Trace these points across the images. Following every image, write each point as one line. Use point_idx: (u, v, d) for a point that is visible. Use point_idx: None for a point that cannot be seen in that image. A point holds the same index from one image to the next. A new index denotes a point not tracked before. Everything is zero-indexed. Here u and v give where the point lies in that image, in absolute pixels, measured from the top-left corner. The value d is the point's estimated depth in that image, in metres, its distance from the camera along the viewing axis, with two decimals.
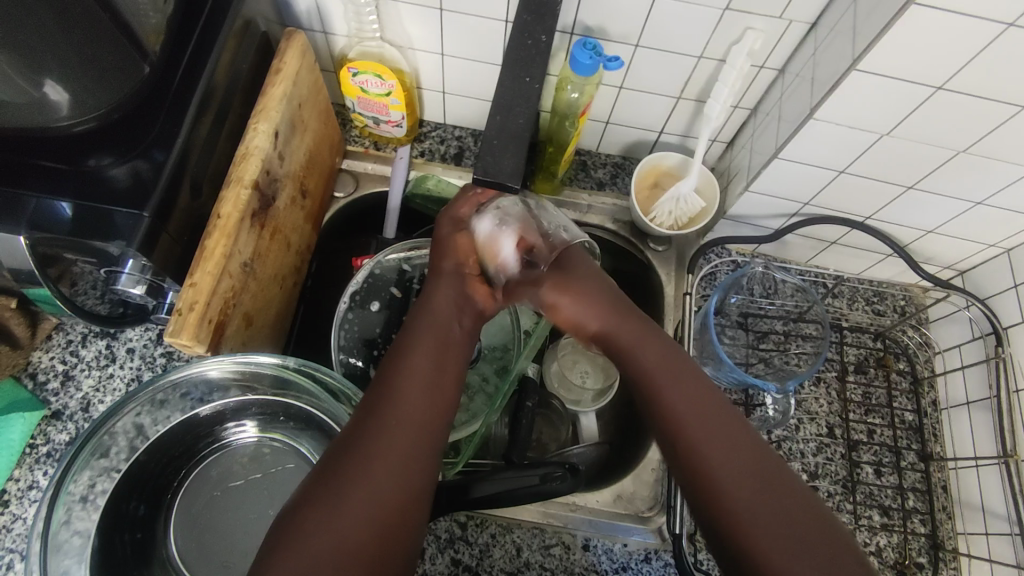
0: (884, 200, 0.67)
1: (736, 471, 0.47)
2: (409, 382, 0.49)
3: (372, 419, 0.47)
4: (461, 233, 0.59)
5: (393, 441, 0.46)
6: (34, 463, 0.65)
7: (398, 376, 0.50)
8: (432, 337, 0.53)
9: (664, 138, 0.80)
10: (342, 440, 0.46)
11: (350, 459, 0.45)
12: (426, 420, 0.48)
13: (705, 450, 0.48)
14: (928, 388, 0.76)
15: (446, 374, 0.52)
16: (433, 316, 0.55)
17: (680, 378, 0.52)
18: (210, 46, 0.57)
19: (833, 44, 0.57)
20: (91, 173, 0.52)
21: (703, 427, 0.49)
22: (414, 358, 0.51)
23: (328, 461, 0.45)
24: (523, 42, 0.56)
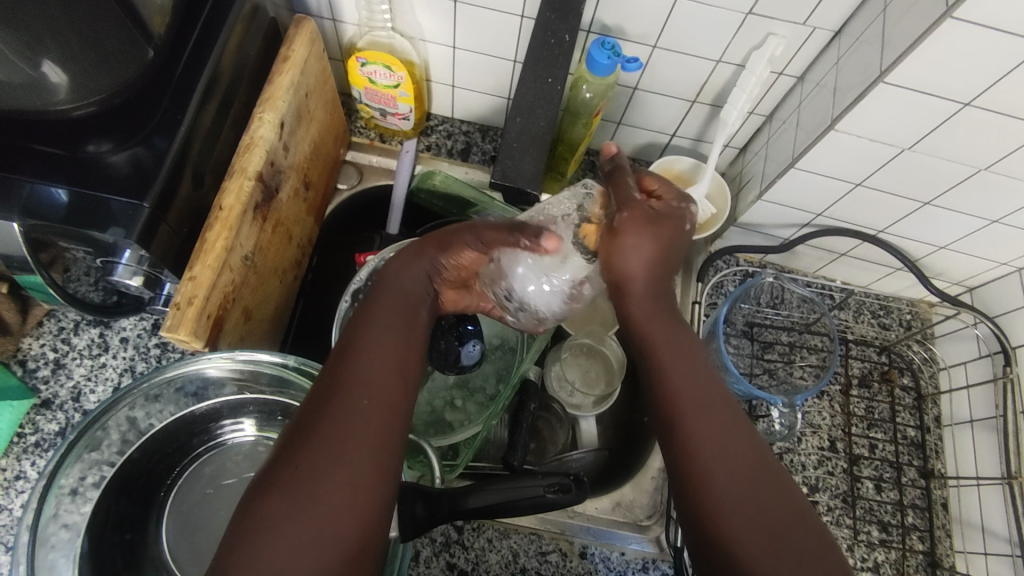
0: (900, 214, 0.66)
1: (726, 453, 0.46)
2: (370, 360, 0.46)
3: (326, 408, 0.43)
4: (468, 244, 0.54)
5: (355, 426, 0.43)
6: (22, 453, 0.64)
7: (363, 355, 0.46)
8: (394, 323, 0.49)
9: (676, 141, 0.78)
10: (297, 424, 0.43)
11: (310, 443, 0.42)
12: (389, 402, 0.45)
13: (696, 427, 0.47)
14: (932, 404, 0.76)
15: (411, 356, 0.48)
16: (401, 299, 0.50)
17: (686, 354, 0.51)
18: (217, 30, 0.55)
19: (858, 54, 0.55)
20: (89, 159, 0.50)
21: (700, 409, 0.48)
22: (369, 336, 0.47)
23: (287, 445, 0.42)
24: (546, 41, 0.55)
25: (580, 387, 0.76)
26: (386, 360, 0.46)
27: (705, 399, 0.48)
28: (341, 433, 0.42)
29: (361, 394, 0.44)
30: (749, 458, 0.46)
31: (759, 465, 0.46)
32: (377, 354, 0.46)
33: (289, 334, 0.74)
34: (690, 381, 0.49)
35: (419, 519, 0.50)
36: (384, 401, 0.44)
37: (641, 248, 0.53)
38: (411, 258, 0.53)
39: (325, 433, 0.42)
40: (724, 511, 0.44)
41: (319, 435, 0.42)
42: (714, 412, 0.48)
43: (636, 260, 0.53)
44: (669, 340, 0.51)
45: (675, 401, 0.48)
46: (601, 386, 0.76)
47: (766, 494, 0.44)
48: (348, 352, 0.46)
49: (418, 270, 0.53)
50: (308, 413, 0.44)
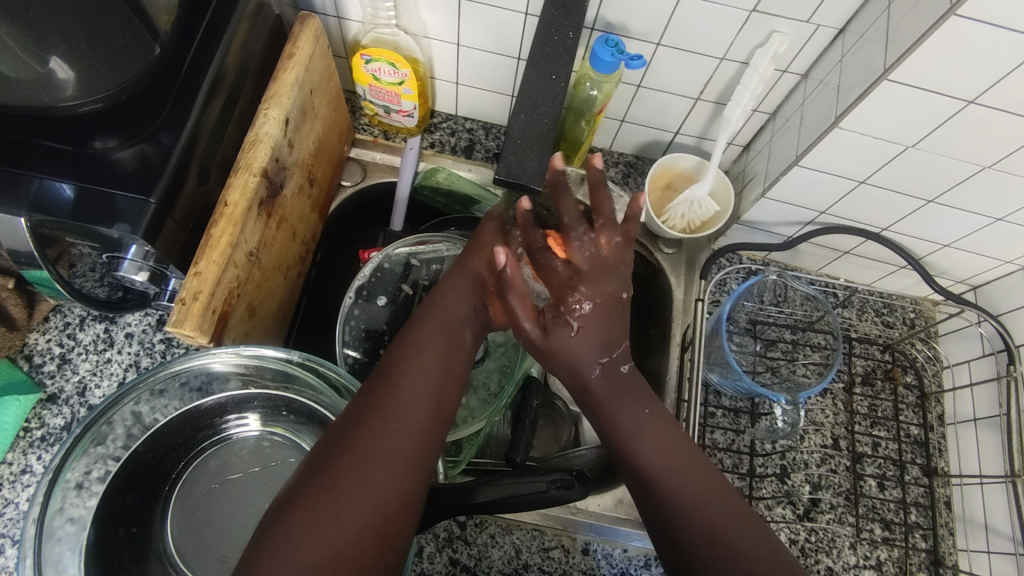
0: (903, 211, 0.66)
1: (669, 468, 0.49)
2: (413, 380, 0.47)
3: (366, 423, 0.44)
4: (499, 243, 0.57)
5: (394, 444, 0.44)
6: (28, 447, 0.64)
7: (404, 371, 0.48)
8: (438, 345, 0.50)
9: (680, 139, 0.78)
10: (334, 434, 0.44)
11: (347, 455, 0.42)
12: (426, 424, 0.46)
13: (649, 458, 0.50)
14: (935, 402, 0.76)
15: (452, 382, 0.49)
16: (446, 320, 0.52)
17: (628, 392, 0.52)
18: (222, 27, 0.55)
19: (861, 52, 0.55)
20: (96, 155, 0.51)
21: (649, 443, 0.50)
22: (412, 357, 0.48)
23: (320, 457, 0.43)
24: (549, 39, 0.55)
25: None
26: (429, 382, 0.48)
27: (651, 434, 0.51)
28: (378, 449, 0.43)
29: (402, 414, 0.45)
30: (702, 487, 0.49)
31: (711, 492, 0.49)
32: (421, 375, 0.48)
33: (293, 331, 0.74)
34: (636, 416, 0.51)
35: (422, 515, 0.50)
36: (424, 423, 0.46)
37: (576, 339, 0.51)
38: (461, 278, 0.55)
39: (363, 446, 0.43)
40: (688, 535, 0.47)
41: (357, 452, 0.43)
42: (663, 442, 0.50)
43: (577, 347, 0.51)
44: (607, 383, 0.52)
45: (626, 434, 0.51)
46: None
47: (723, 519, 0.47)
48: (392, 371, 0.47)
49: (463, 288, 0.55)
50: (347, 424, 0.44)
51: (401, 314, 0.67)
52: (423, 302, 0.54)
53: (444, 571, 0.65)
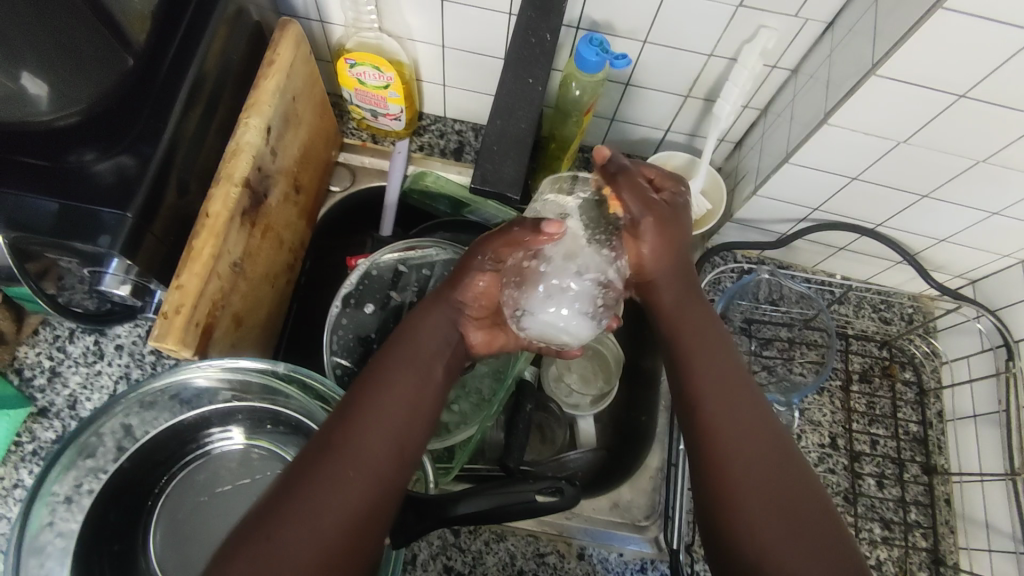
0: (898, 207, 0.65)
1: (746, 439, 0.46)
2: (377, 423, 0.45)
3: (324, 470, 0.42)
4: (484, 275, 0.53)
5: (348, 493, 0.41)
6: (19, 461, 0.64)
7: (365, 410, 0.45)
8: (409, 382, 0.48)
9: (671, 137, 0.77)
10: (292, 475, 0.42)
11: (299, 505, 0.40)
12: (385, 471, 0.43)
13: (722, 419, 0.47)
14: (934, 399, 0.75)
15: (419, 422, 0.47)
16: (415, 354, 0.50)
17: (709, 346, 0.51)
18: (199, 35, 0.54)
19: (850, 46, 0.54)
20: (73, 169, 0.50)
21: (727, 402, 0.48)
22: (381, 397, 0.46)
23: (270, 500, 0.41)
24: (526, 41, 0.55)
25: (577, 387, 0.76)
26: (393, 426, 0.45)
27: (736, 398, 0.48)
28: (333, 501, 0.41)
29: (361, 459, 0.43)
30: (775, 451, 0.46)
31: (785, 457, 0.46)
32: (385, 416, 0.45)
33: (283, 340, 0.73)
34: (714, 371, 0.49)
35: (409, 526, 0.50)
36: (384, 470, 0.43)
37: (659, 248, 0.54)
38: (436, 305, 0.53)
39: (318, 497, 0.40)
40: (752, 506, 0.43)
41: (308, 498, 0.40)
42: (744, 420, 0.47)
43: (656, 254, 0.54)
44: (696, 328, 0.52)
45: (699, 390, 0.49)
46: (599, 384, 0.76)
47: (795, 493, 0.44)
48: (355, 409, 0.45)
49: (440, 318, 0.52)
50: (303, 468, 0.42)
51: (390, 320, 0.66)
52: (397, 331, 0.52)
53: None
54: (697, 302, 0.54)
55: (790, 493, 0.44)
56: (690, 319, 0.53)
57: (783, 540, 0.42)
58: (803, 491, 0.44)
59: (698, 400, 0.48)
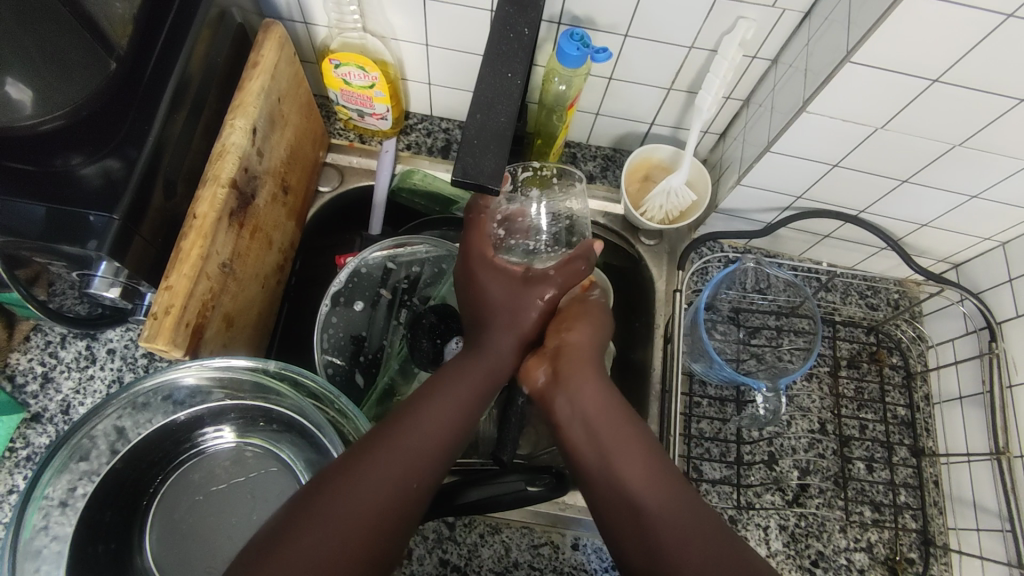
0: (879, 193, 0.66)
1: (676, 528, 0.46)
2: (436, 424, 0.50)
3: (382, 456, 0.46)
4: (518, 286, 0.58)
5: (390, 483, 0.46)
6: (14, 467, 0.64)
7: (435, 409, 0.50)
8: (472, 390, 0.53)
9: (655, 130, 0.78)
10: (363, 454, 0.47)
11: (358, 483, 0.45)
12: (432, 470, 0.48)
13: (619, 467, 0.49)
14: (921, 382, 0.76)
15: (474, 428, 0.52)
16: (486, 360, 0.55)
17: (575, 395, 0.53)
18: (182, 38, 0.55)
19: (826, 35, 0.55)
20: (60, 173, 0.50)
21: (630, 454, 0.50)
22: (444, 402, 0.51)
23: (341, 472, 0.46)
24: (506, 36, 0.55)
25: None
26: (448, 430, 0.50)
27: (616, 447, 0.50)
28: (380, 488, 0.45)
29: (417, 455, 0.47)
30: (707, 533, 0.46)
31: (679, 497, 0.48)
32: (445, 420, 0.50)
33: (274, 341, 0.74)
34: (601, 424, 0.52)
35: None
36: (436, 466, 0.48)
37: (589, 392, 0.53)
38: (505, 318, 0.57)
39: (369, 481, 0.45)
40: (657, 538, 0.46)
41: (376, 480, 0.45)
42: (666, 500, 0.48)
43: (585, 400, 0.53)
44: (572, 380, 0.54)
45: (589, 440, 0.51)
46: None
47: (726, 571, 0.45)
48: (423, 407, 0.50)
49: (503, 325, 0.57)
50: (363, 453, 0.47)
51: (380, 318, 0.67)
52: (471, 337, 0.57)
53: (434, 572, 0.65)
54: (592, 365, 0.55)
55: (687, 524, 0.47)
56: (568, 370, 0.54)
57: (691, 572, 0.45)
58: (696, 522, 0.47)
59: (600, 458, 0.50)
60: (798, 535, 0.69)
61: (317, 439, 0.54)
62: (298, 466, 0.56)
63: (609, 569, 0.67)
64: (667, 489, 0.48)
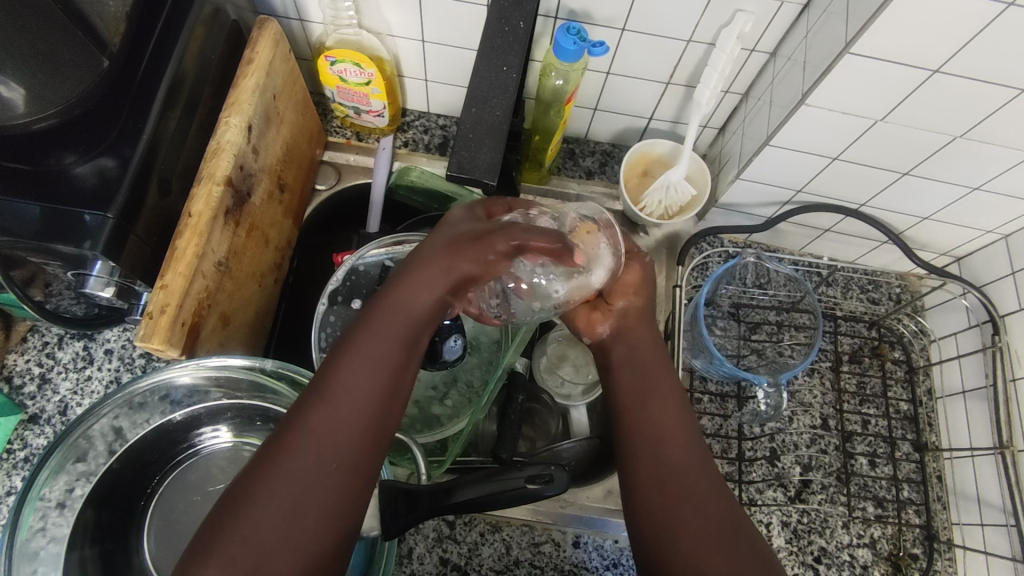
0: (880, 186, 0.65)
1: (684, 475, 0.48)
2: (348, 410, 0.43)
3: (286, 462, 0.41)
4: (490, 243, 0.49)
5: (310, 480, 0.41)
6: (12, 469, 0.64)
7: (342, 382, 0.44)
8: (389, 355, 0.46)
9: (654, 125, 0.78)
10: (275, 444, 0.42)
11: (261, 498, 0.40)
12: (359, 456, 0.43)
13: (663, 451, 0.49)
14: (923, 376, 0.75)
15: (397, 399, 0.45)
16: (402, 319, 0.47)
17: (658, 389, 0.53)
18: (175, 35, 0.54)
19: (825, 26, 0.54)
20: (53, 173, 0.50)
21: (680, 447, 0.50)
22: (356, 374, 0.44)
23: (255, 468, 0.42)
24: (501, 29, 0.55)
25: (569, 377, 0.76)
26: (364, 411, 0.44)
27: (670, 434, 0.50)
28: (292, 500, 0.40)
29: (330, 451, 0.42)
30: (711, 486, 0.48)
31: (714, 492, 0.48)
32: (358, 402, 0.44)
33: (272, 340, 0.73)
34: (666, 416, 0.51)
35: (400, 517, 0.50)
36: (353, 460, 0.42)
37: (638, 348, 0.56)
38: (424, 272, 0.48)
39: (276, 494, 0.40)
40: (683, 531, 0.46)
41: (286, 476, 0.41)
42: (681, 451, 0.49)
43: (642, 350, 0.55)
44: (644, 377, 0.53)
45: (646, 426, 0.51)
46: (590, 372, 0.76)
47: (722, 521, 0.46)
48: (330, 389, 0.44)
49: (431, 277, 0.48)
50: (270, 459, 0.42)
51: None
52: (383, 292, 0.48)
53: (434, 571, 0.65)
54: (661, 353, 0.55)
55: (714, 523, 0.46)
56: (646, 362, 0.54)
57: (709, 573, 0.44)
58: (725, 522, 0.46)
59: (643, 441, 0.50)
60: (800, 531, 0.69)
61: None
62: None
63: (611, 567, 0.66)
64: (705, 487, 0.48)
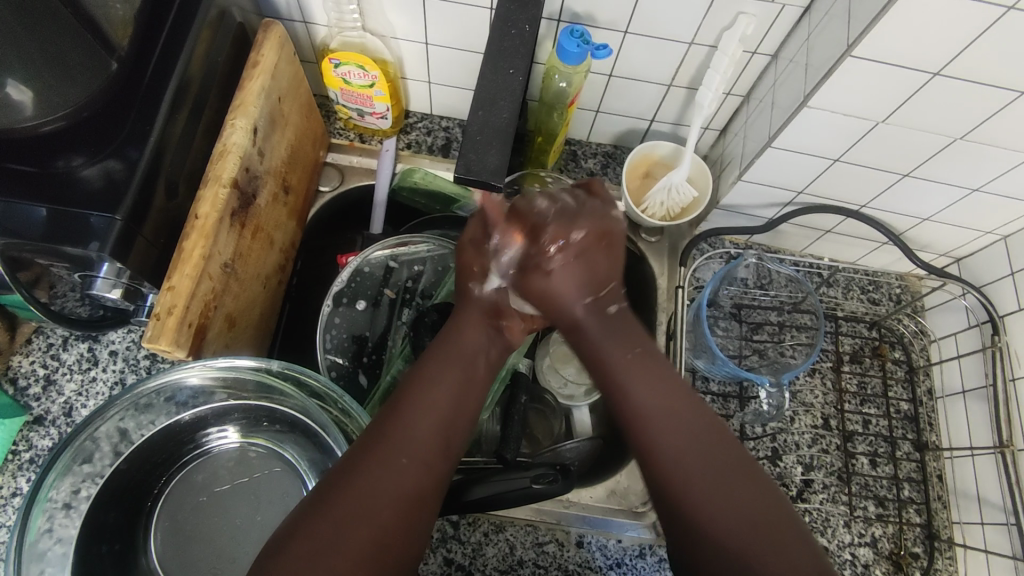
0: (880, 187, 0.66)
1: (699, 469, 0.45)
2: (422, 418, 0.46)
3: (367, 465, 0.44)
4: (486, 263, 0.52)
5: (393, 494, 0.43)
6: (17, 470, 0.64)
7: (417, 400, 0.47)
8: (456, 373, 0.49)
9: (656, 126, 0.78)
10: (354, 456, 0.45)
11: (347, 497, 0.43)
12: (437, 468, 0.46)
13: (666, 446, 0.46)
14: (924, 376, 0.76)
15: (467, 409, 0.49)
16: (459, 352, 0.50)
17: (644, 369, 0.48)
18: (182, 38, 0.54)
19: (827, 29, 0.55)
20: (61, 175, 0.50)
21: (679, 436, 0.46)
22: (428, 397, 0.48)
23: (334, 480, 0.44)
24: (507, 33, 0.55)
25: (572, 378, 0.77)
26: (439, 417, 0.47)
27: (670, 426, 0.46)
28: (376, 494, 0.43)
29: (411, 450, 0.45)
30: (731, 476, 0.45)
31: (728, 483, 0.45)
32: (432, 408, 0.47)
33: (276, 341, 0.74)
34: (656, 397, 0.47)
35: None
36: (431, 459, 0.46)
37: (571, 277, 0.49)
38: (474, 306, 0.53)
39: (360, 492, 0.43)
40: (715, 528, 0.44)
41: (370, 487, 0.43)
42: (687, 440, 0.46)
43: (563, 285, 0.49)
44: (626, 362, 0.48)
45: (642, 424, 0.46)
46: None
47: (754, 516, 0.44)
48: (404, 401, 0.47)
49: (476, 311, 0.52)
50: (354, 465, 0.44)
51: (382, 317, 0.67)
52: (441, 333, 0.52)
53: (439, 572, 0.65)
54: (622, 322, 0.50)
55: (744, 509, 0.44)
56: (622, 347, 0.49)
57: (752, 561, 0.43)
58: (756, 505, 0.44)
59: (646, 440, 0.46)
60: None
61: (323, 439, 0.54)
62: (303, 464, 0.56)
63: (614, 566, 0.67)
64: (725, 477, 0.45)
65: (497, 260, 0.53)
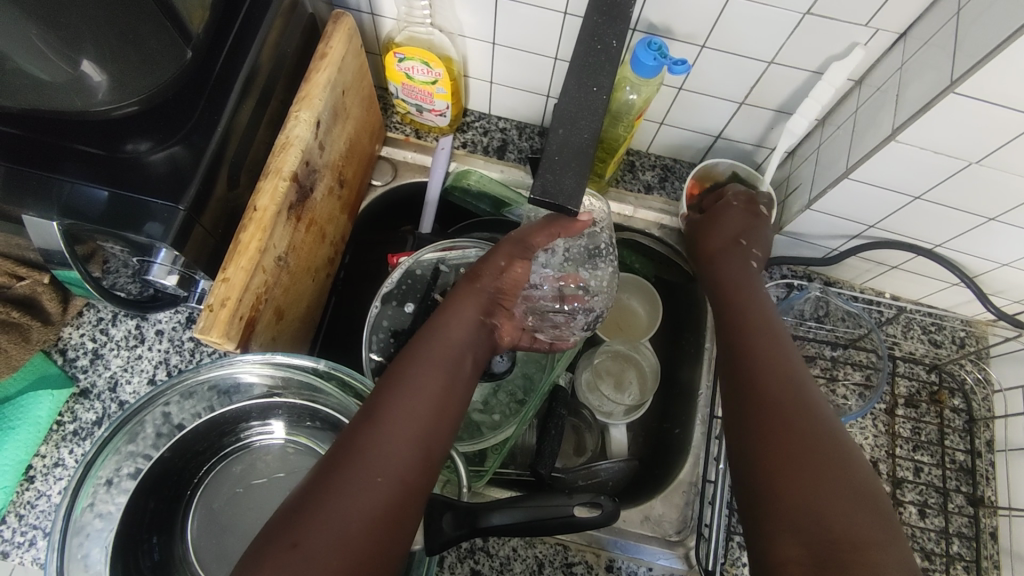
0: (960, 229, 0.62)
1: (784, 394, 0.49)
2: (399, 425, 0.45)
3: (347, 470, 0.42)
4: (519, 260, 0.57)
5: (366, 491, 0.42)
6: (60, 440, 0.65)
7: (397, 392, 0.47)
8: (438, 383, 0.49)
9: (721, 143, 0.75)
10: (332, 458, 0.44)
11: (324, 505, 0.40)
12: (411, 471, 0.44)
13: (763, 372, 0.51)
14: (984, 428, 0.72)
15: (445, 420, 0.48)
16: (445, 348, 0.51)
17: (752, 328, 0.56)
18: (255, 27, 0.54)
19: (925, 60, 0.52)
20: (128, 158, 0.50)
21: (770, 365, 0.52)
22: (407, 391, 0.48)
23: (309, 487, 0.42)
24: (592, 47, 0.54)
25: (611, 396, 0.76)
26: (425, 405, 0.47)
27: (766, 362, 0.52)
28: (357, 499, 0.41)
29: (389, 462, 0.44)
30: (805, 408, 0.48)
31: (807, 413, 0.47)
32: (411, 415, 0.46)
33: (320, 335, 0.74)
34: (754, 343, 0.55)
35: (444, 533, 0.48)
36: (409, 473, 0.44)
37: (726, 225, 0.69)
38: (469, 298, 0.55)
39: (338, 496, 0.41)
40: (784, 447, 0.46)
41: (345, 485, 0.42)
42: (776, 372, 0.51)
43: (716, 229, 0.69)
44: (742, 318, 0.58)
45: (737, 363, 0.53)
46: (633, 394, 0.76)
47: (821, 446, 0.45)
48: (379, 411, 0.46)
49: (469, 312, 0.54)
50: (330, 471, 0.43)
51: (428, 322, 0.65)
52: (427, 329, 0.53)
53: None
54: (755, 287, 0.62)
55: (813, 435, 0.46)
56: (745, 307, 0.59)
57: (816, 494, 0.42)
58: (835, 451, 0.45)
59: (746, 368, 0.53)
60: None
61: None
62: None
63: None
64: (802, 406, 0.48)
65: (521, 256, 0.57)
